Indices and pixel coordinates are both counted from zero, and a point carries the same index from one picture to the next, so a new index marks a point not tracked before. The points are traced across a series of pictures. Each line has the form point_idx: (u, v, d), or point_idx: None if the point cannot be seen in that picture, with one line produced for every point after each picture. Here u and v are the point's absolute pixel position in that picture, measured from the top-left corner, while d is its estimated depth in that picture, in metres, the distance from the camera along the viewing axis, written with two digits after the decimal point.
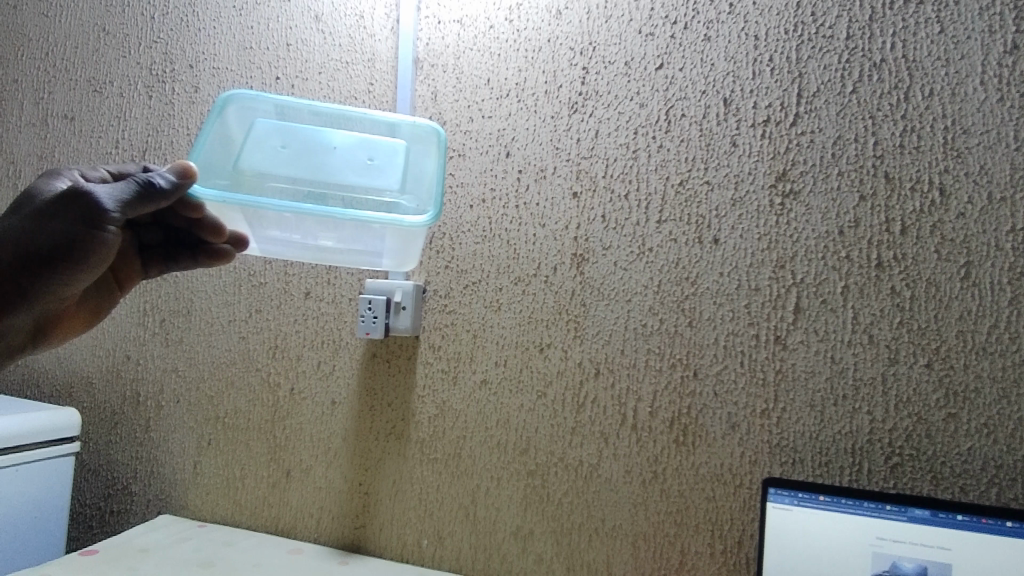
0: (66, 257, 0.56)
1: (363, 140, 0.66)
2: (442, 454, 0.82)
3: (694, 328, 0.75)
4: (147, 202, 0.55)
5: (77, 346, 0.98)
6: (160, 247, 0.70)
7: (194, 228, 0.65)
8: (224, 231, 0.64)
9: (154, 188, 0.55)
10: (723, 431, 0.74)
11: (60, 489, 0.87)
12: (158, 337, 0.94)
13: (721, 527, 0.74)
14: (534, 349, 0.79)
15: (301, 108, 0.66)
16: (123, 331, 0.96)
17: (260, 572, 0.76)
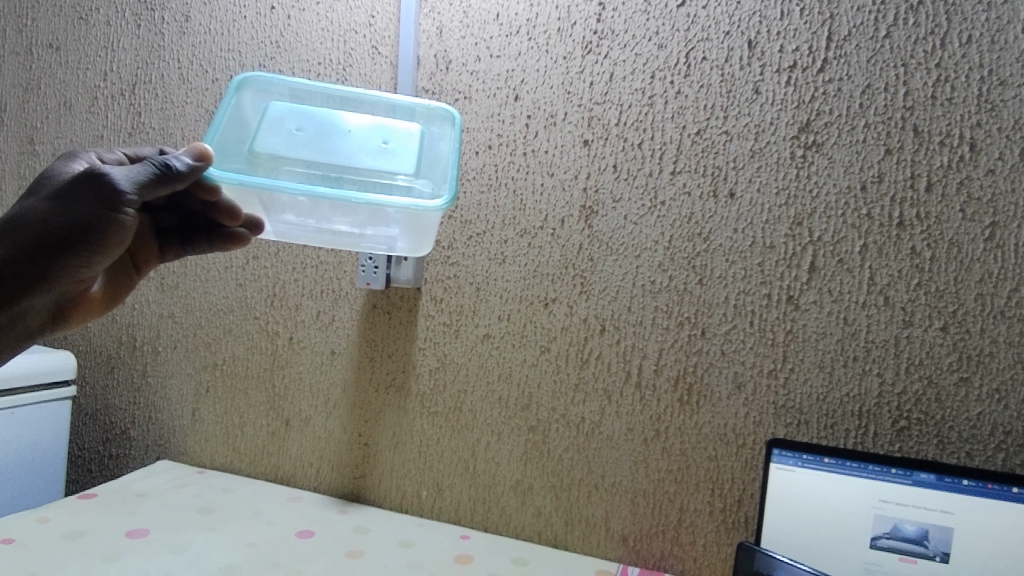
0: (79, 242, 0.52)
1: (379, 121, 0.63)
2: (443, 408, 0.81)
3: (704, 286, 0.73)
4: (164, 185, 0.52)
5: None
6: (176, 231, 0.65)
7: (208, 209, 0.61)
8: (241, 214, 0.60)
9: (172, 169, 0.51)
10: (728, 391, 0.73)
11: (59, 431, 0.87)
12: (153, 282, 0.92)
13: (722, 486, 0.74)
14: (538, 303, 0.78)
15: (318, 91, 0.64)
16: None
17: (261, 520, 0.77)
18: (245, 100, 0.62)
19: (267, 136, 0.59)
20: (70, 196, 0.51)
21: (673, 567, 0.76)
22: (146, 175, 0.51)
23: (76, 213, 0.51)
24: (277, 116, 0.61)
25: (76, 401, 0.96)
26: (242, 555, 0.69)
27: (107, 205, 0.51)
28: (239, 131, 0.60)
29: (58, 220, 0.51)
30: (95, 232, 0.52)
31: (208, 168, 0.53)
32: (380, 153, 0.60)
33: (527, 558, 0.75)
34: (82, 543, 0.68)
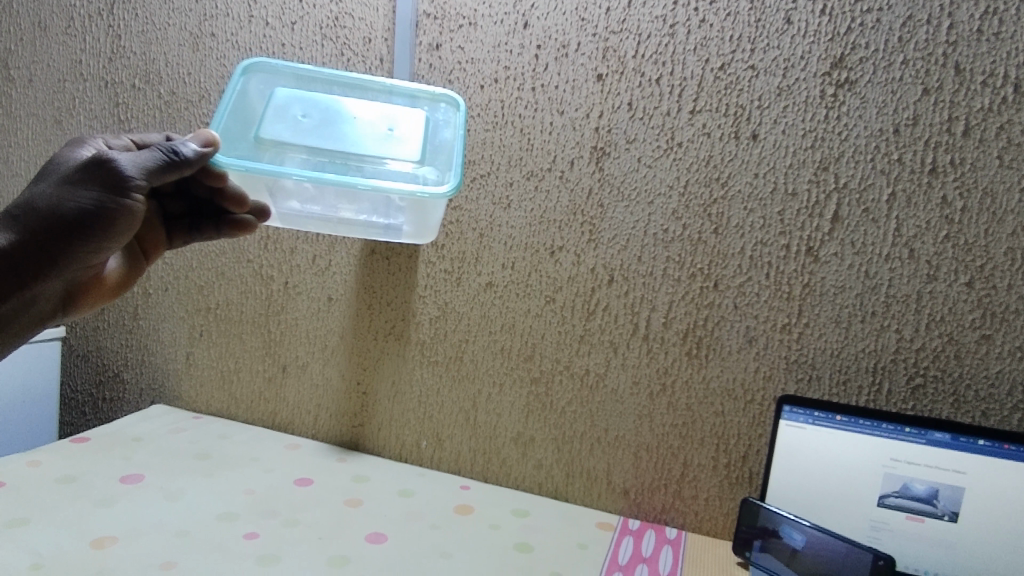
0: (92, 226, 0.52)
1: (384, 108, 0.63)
2: (444, 357, 0.79)
3: (719, 235, 0.69)
4: (171, 170, 0.53)
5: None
6: (184, 219, 0.66)
7: (214, 197, 0.62)
8: (247, 200, 0.62)
9: (177, 155, 0.52)
10: (739, 345, 0.71)
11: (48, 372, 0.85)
12: None
13: (727, 441, 0.72)
14: (544, 251, 0.74)
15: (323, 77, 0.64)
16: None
17: (259, 467, 0.76)
18: (252, 87, 0.63)
19: (272, 122, 0.60)
20: (78, 182, 0.51)
21: (674, 521, 0.76)
22: (153, 160, 0.52)
23: (85, 199, 0.51)
24: (283, 102, 0.61)
25: (66, 343, 0.94)
26: (239, 501, 0.68)
27: (114, 191, 0.52)
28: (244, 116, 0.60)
29: (71, 206, 0.51)
30: (103, 219, 0.52)
31: (214, 156, 0.54)
32: (384, 140, 0.60)
33: (527, 510, 0.74)
34: (75, 488, 0.67)
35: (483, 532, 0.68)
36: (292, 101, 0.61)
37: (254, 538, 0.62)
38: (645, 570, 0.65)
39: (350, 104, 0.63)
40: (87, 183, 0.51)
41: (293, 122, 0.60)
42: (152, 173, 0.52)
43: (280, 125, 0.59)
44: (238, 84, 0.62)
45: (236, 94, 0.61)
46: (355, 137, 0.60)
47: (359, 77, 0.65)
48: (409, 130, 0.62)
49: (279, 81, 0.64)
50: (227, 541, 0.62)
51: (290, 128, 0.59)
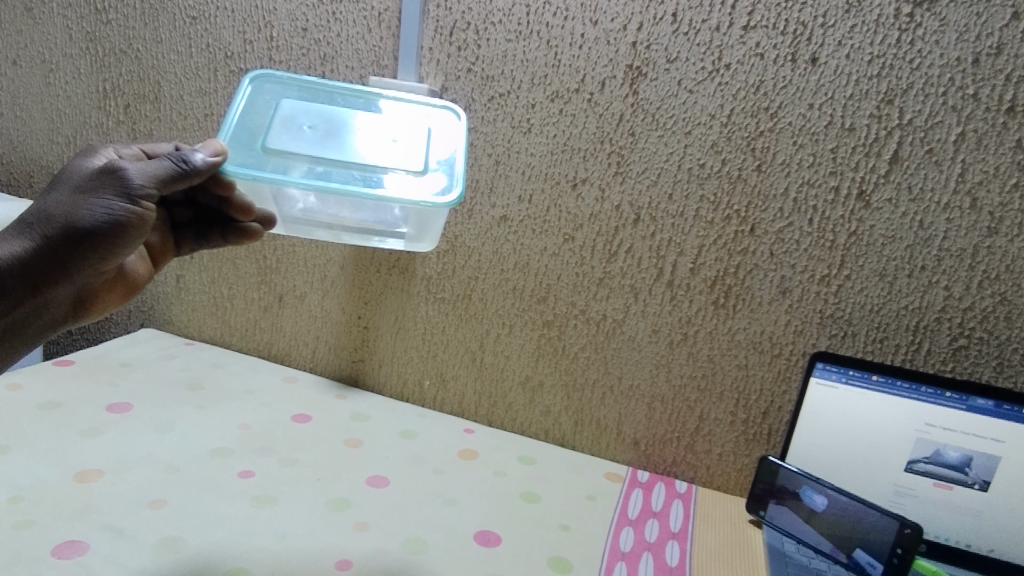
0: (100, 234, 0.47)
1: (396, 120, 0.57)
2: (451, 295, 0.74)
3: (762, 174, 0.62)
4: (180, 179, 0.49)
5: (31, 128, 0.84)
6: (191, 228, 0.64)
7: (222, 204, 0.60)
8: (254, 209, 0.61)
9: (187, 163, 0.49)
10: (771, 296, 0.65)
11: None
12: (123, 127, 0.80)
13: (748, 396, 0.68)
14: (565, 183, 0.68)
15: (335, 87, 0.59)
16: (82, 114, 0.82)
17: (254, 400, 0.73)
18: (257, 94, 0.57)
19: (278, 130, 0.54)
20: (85, 192, 0.47)
21: (684, 474, 0.72)
22: (161, 168, 0.48)
23: (94, 206, 0.47)
24: (290, 111, 0.56)
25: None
26: (233, 436, 0.65)
27: (123, 199, 0.47)
28: (249, 124, 0.55)
29: (82, 214, 0.46)
30: (112, 231, 0.48)
31: (223, 165, 0.50)
32: (390, 150, 0.54)
33: (533, 457, 0.71)
34: (58, 416, 0.64)
35: (488, 479, 0.65)
36: (297, 111, 0.56)
37: (248, 476, 0.59)
38: (656, 526, 0.62)
39: (356, 114, 0.57)
40: (96, 190, 0.47)
41: (299, 131, 0.55)
42: (161, 184, 0.49)
43: (285, 134, 0.54)
44: (246, 90, 0.57)
45: (239, 104, 0.56)
46: (359, 146, 0.54)
47: (368, 89, 0.60)
48: (413, 140, 0.56)
49: (285, 89, 0.58)
50: (220, 479, 0.58)
51: (295, 137, 0.54)
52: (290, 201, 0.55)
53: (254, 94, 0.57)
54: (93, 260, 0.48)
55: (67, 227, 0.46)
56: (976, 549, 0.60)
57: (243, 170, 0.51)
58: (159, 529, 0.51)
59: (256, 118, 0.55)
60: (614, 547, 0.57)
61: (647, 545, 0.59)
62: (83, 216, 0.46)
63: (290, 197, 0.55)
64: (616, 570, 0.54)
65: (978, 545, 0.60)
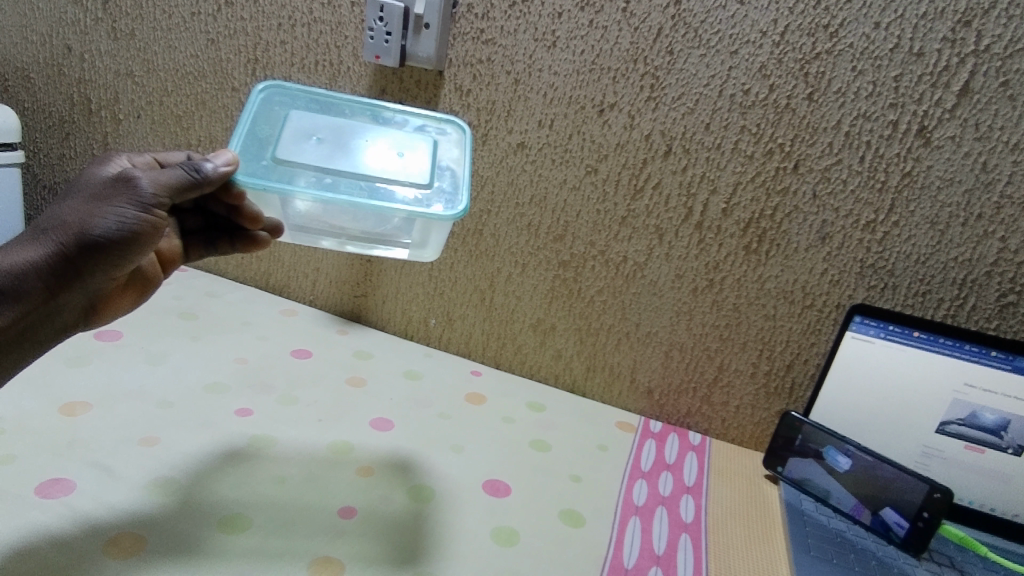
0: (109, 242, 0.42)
1: (408, 133, 0.51)
2: (460, 229, 0.69)
3: (814, 103, 0.56)
4: (191, 190, 0.43)
5: (6, 23, 0.77)
6: (199, 237, 0.55)
7: (229, 213, 0.53)
8: (263, 218, 0.53)
9: (198, 171, 0.42)
10: (809, 242, 0.60)
11: (10, 202, 0.73)
12: (105, 27, 0.73)
13: (772, 348, 0.64)
14: (591, 108, 0.61)
15: (347, 100, 0.52)
16: (59, 10, 0.74)
17: (251, 333, 0.69)
18: (262, 105, 0.50)
19: (287, 137, 0.47)
20: (92, 201, 0.42)
21: (698, 425, 0.69)
22: (173, 176, 0.43)
23: (102, 214, 0.41)
24: (300, 118, 0.49)
25: (30, 171, 0.82)
26: (229, 371, 0.62)
27: (134, 208, 0.42)
28: (255, 134, 0.48)
29: (91, 223, 0.41)
30: (121, 244, 0.42)
31: (235, 175, 0.44)
32: (400, 161, 0.48)
33: (543, 403, 0.68)
34: None
35: (496, 425, 0.61)
36: (306, 120, 0.49)
37: (246, 415, 0.56)
38: (669, 478, 0.60)
39: (366, 123, 0.51)
40: (104, 197, 0.42)
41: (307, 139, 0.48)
42: (173, 191, 0.43)
43: (294, 142, 0.47)
44: (256, 96, 0.50)
45: (246, 113, 0.49)
46: (368, 154, 0.48)
47: (382, 102, 0.53)
48: (421, 150, 0.49)
49: (293, 100, 0.51)
50: (216, 417, 0.55)
51: (304, 145, 0.47)
52: (291, 208, 0.48)
53: (259, 104, 0.50)
54: (102, 271, 0.43)
55: (72, 237, 0.41)
56: (999, 513, 0.58)
57: (253, 177, 0.44)
58: (153, 468, 0.48)
59: (263, 128, 0.48)
60: (628, 500, 0.55)
61: (661, 499, 0.56)
62: (90, 225, 0.41)
63: (292, 206, 0.47)
64: (630, 524, 0.52)
65: (1003, 509, 0.58)
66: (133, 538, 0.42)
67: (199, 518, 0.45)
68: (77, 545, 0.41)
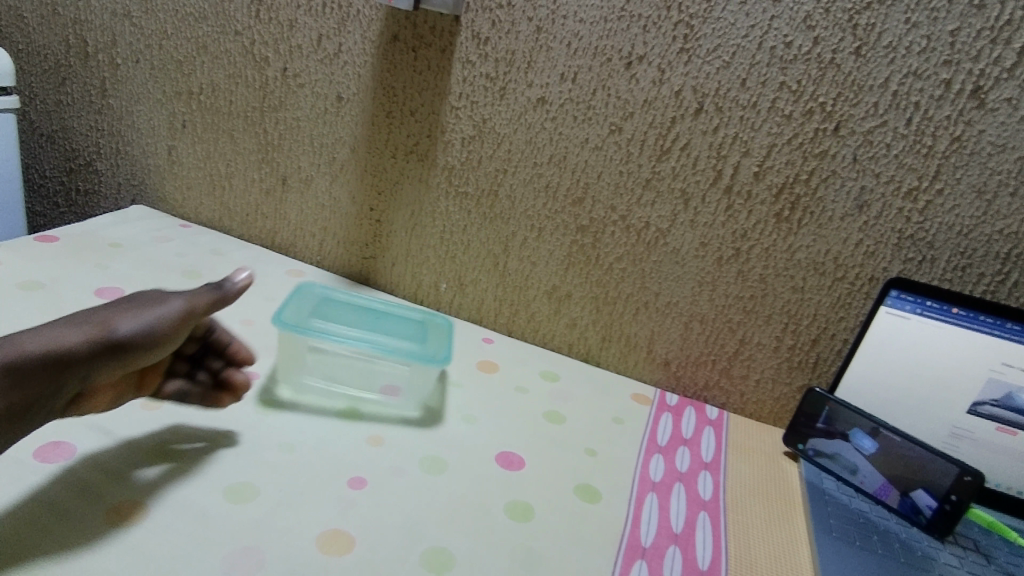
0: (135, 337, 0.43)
1: None
2: (475, 189, 0.66)
3: (861, 59, 0.52)
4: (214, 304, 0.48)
5: None
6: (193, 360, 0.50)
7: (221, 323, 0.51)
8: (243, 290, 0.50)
9: (221, 287, 0.49)
10: (846, 210, 0.56)
11: (6, 149, 0.70)
12: None
13: (798, 322, 0.61)
14: (618, 60, 0.57)
15: None
16: None
17: (258, 294, 0.67)
18: None
19: None
20: (122, 310, 0.44)
21: (716, 399, 0.67)
22: (202, 292, 0.48)
23: (133, 315, 0.44)
24: None
25: (26, 117, 0.79)
26: (235, 332, 0.60)
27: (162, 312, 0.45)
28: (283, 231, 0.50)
29: (121, 322, 0.43)
30: (144, 344, 0.43)
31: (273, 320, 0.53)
32: None
33: (557, 372, 0.66)
34: (43, 296, 0.58)
35: (508, 395, 0.59)
36: None
37: (253, 379, 0.54)
38: (687, 454, 0.57)
39: None
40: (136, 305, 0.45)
41: None
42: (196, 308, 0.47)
43: None
44: None
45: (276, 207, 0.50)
46: None
47: None
48: None
49: None
50: None
51: None
52: None
53: None
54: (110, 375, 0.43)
55: (101, 330, 0.41)
56: None
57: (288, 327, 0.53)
58: (156, 434, 0.46)
59: None
60: (645, 476, 0.53)
61: (678, 476, 0.54)
62: (121, 326, 0.42)
63: None
64: (647, 501, 0.50)
65: None
66: (135, 505, 0.40)
67: (205, 486, 0.43)
68: (77, 511, 0.39)
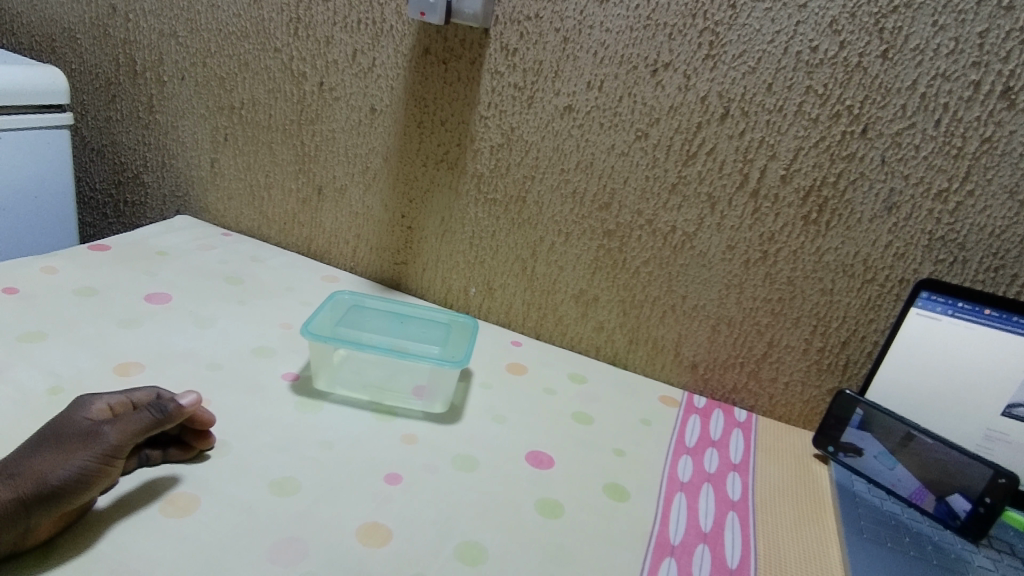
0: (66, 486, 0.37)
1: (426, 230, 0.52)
2: (504, 196, 0.67)
3: (887, 62, 0.52)
4: (155, 428, 0.42)
5: None
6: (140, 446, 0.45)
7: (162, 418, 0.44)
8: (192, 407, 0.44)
9: (163, 409, 0.43)
10: (874, 212, 0.56)
11: (61, 163, 0.74)
12: None
13: (827, 324, 0.61)
14: (644, 68, 0.58)
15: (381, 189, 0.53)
16: None
17: (296, 299, 0.70)
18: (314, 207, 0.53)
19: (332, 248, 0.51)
20: (54, 452, 0.38)
21: (744, 402, 0.67)
22: (139, 418, 0.42)
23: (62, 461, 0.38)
24: None
25: (78, 133, 0.83)
26: (274, 335, 0.62)
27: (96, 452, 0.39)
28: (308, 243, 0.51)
29: (50, 468, 0.37)
30: (80, 491, 0.37)
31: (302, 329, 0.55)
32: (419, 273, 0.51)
33: (585, 374, 0.67)
34: (96, 303, 0.61)
35: (537, 396, 0.61)
36: None
37: (292, 379, 0.57)
38: (715, 455, 0.58)
39: None
40: (66, 443, 0.39)
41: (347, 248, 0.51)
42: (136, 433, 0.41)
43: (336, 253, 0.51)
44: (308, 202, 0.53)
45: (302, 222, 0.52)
46: None
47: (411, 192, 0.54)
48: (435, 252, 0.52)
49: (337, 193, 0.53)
50: (264, 380, 0.56)
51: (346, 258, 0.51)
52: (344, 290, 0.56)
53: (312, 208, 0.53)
54: (51, 530, 0.37)
55: (26, 487, 0.36)
56: None
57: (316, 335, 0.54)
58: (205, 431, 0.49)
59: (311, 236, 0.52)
60: (673, 476, 0.53)
61: (706, 476, 0.54)
62: (50, 474, 0.37)
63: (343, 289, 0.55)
64: (676, 500, 0.50)
65: None
66: (189, 498, 0.42)
67: (250, 481, 0.45)
68: (133, 503, 0.41)
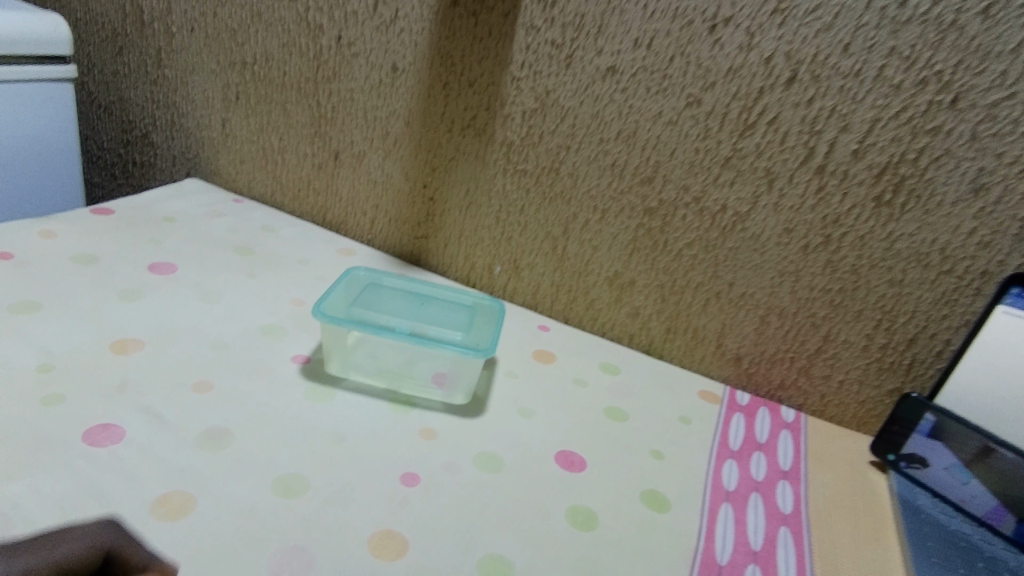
0: None
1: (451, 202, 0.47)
2: (535, 168, 0.61)
3: (990, 19, 0.45)
4: None
5: None
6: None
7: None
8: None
9: None
10: (959, 195, 0.49)
11: (66, 119, 0.70)
12: None
13: (894, 319, 0.55)
14: (700, 23, 0.51)
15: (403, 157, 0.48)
16: None
17: (309, 274, 0.65)
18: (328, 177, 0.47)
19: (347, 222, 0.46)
20: None
21: (791, 400, 0.61)
22: None
23: None
24: None
25: (85, 88, 0.80)
26: (286, 313, 0.58)
27: None
28: None
29: None
30: None
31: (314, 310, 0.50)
32: None
33: (618, 365, 0.62)
34: (99, 273, 0.57)
35: (566, 388, 0.56)
36: None
37: (302, 362, 0.52)
38: (763, 461, 0.52)
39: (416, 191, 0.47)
40: None
41: None
42: None
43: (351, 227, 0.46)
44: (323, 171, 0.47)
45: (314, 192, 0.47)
46: None
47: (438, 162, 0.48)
48: None
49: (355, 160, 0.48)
50: (272, 361, 0.52)
51: None
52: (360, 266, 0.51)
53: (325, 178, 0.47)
54: None
55: None
56: None
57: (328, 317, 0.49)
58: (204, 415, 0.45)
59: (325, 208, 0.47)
60: (717, 484, 0.48)
61: (754, 485, 0.49)
62: None
63: None
64: (722, 513, 0.45)
65: None
66: (182, 495, 0.38)
67: (253, 477, 0.40)
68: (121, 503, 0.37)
